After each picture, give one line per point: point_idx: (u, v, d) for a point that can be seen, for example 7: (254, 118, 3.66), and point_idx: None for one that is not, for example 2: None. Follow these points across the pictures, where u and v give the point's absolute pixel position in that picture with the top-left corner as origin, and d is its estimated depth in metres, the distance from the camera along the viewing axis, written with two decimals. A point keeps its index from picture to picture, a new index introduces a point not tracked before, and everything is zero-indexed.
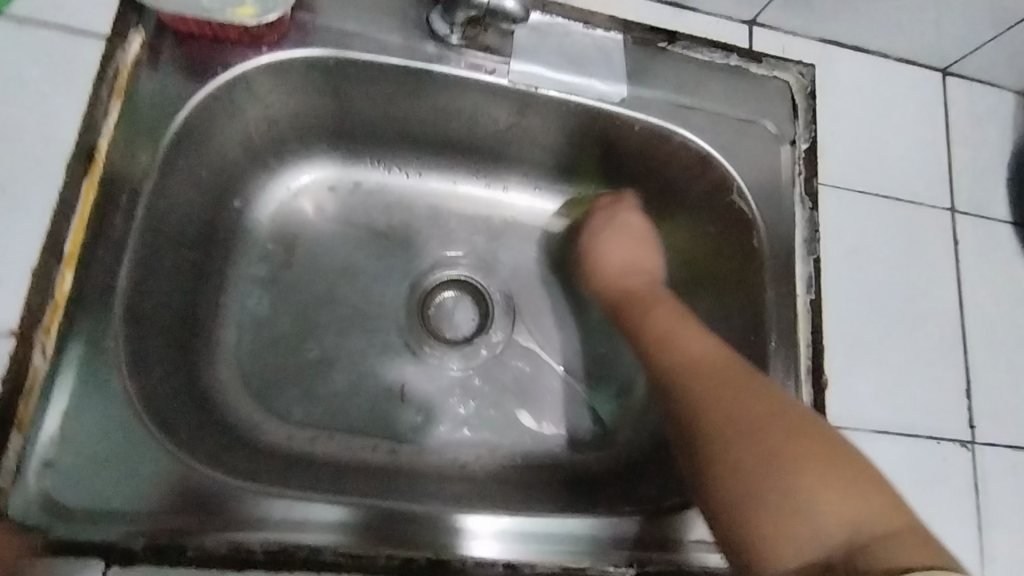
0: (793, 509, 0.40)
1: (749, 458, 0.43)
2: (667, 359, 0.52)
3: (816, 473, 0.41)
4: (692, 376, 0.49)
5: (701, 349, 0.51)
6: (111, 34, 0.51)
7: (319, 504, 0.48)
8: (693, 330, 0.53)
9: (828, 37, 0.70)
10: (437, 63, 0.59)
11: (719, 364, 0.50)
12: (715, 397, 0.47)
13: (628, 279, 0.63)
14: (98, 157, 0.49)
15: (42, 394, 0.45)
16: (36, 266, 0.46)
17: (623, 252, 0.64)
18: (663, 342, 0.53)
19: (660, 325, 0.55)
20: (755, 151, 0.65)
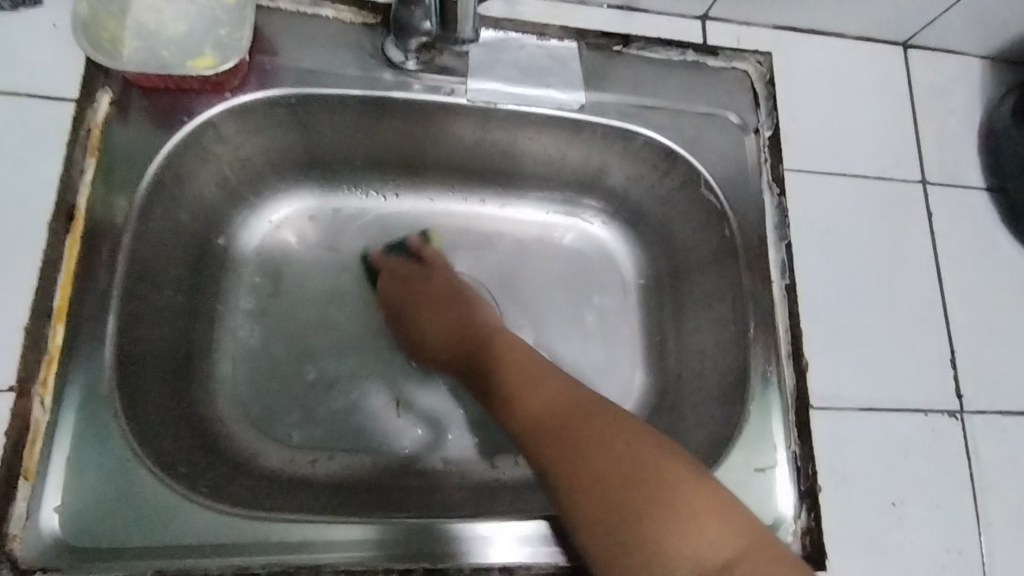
0: (658, 543, 0.41)
1: (607, 507, 0.43)
2: (534, 422, 0.50)
3: (677, 510, 0.42)
4: (554, 426, 0.49)
5: (546, 404, 0.50)
6: (80, 96, 0.54)
7: (317, 525, 0.50)
8: (547, 377, 0.53)
9: (783, 23, 0.70)
10: (395, 90, 0.61)
11: (575, 413, 0.49)
12: (579, 447, 0.46)
13: (467, 342, 0.61)
14: (79, 213, 0.51)
15: (44, 443, 0.47)
16: (28, 324, 0.49)
17: (439, 325, 0.64)
18: (510, 389, 0.54)
19: (525, 385, 0.53)
20: (719, 143, 0.66)
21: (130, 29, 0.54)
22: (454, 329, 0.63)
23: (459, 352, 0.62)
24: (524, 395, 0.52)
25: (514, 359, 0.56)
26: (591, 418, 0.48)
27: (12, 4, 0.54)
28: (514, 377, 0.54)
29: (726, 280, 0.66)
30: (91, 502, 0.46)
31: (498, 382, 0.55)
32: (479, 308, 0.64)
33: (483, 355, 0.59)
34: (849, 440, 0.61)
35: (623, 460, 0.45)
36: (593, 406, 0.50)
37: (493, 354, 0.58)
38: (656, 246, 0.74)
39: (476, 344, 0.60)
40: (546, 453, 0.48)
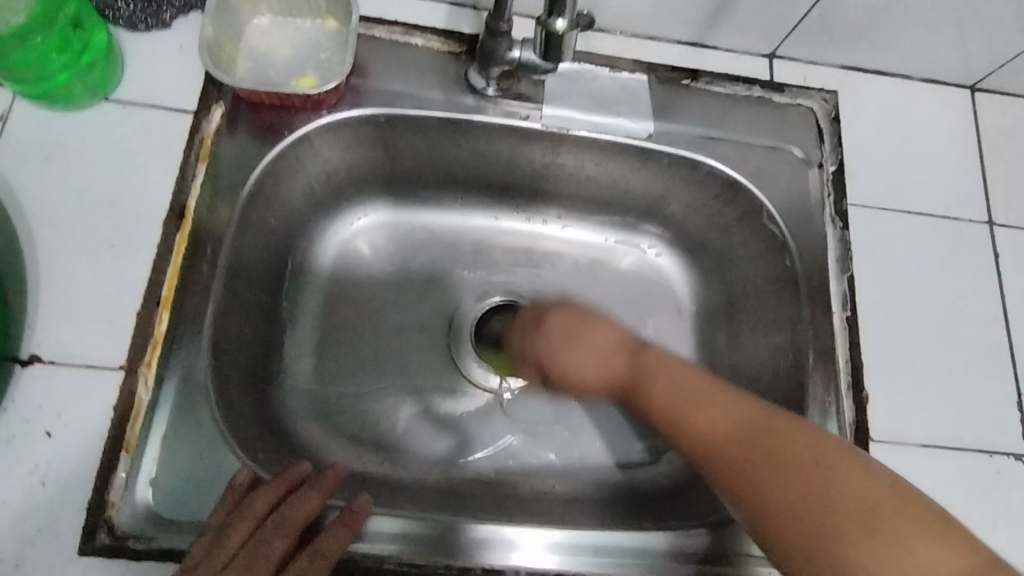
0: (811, 535, 0.36)
1: (775, 495, 0.38)
2: (736, 456, 0.41)
3: (855, 526, 0.35)
4: (734, 442, 0.41)
5: (728, 430, 0.42)
6: (197, 108, 0.59)
7: (379, 517, 0.54)
8: (718, 391, 0.44)
9: (850, 63, 0.72)
10: (476, 113, 0.65)
11: (747, 421, 0.42)
12: (747, 463, 0.40)
13: (599, 367, 0.51)
14: (188, 214, 0.55)
15: (144, 420, 0.50)
16: (137, 310, 0.53)
17: (592, 353, 0.51)
18: (662, 408, 0.46)
19: (687, 405, 0.44)
20: (784, 176, 0.68)
21: (244, 51, 0.61)
22: (651, 394, 0.47)
23: (637, 379, 0.48)
24: (694, 411, 0.44)
25: (658, 371, 0.47)
26: (788, 438, 0.40)
27: (146, 27, 0.59)
28: (665, 400, 0.46)
29: (787, 310, 0.66)
30: (184, 476, 0.50)
31: (690, 418, 0.44)
32: (616, 330, 0.52)
33: (669, 403, 0.45)
34: (909, 474, 0.60)
35: (814, 455, 0.38)
36: (726, 400, 0.43)
37: (637, 382, 0.48)
38: (713, 274, 0.75)
39: (660, 393, 0.46)
40: (729, 467, 0.41)
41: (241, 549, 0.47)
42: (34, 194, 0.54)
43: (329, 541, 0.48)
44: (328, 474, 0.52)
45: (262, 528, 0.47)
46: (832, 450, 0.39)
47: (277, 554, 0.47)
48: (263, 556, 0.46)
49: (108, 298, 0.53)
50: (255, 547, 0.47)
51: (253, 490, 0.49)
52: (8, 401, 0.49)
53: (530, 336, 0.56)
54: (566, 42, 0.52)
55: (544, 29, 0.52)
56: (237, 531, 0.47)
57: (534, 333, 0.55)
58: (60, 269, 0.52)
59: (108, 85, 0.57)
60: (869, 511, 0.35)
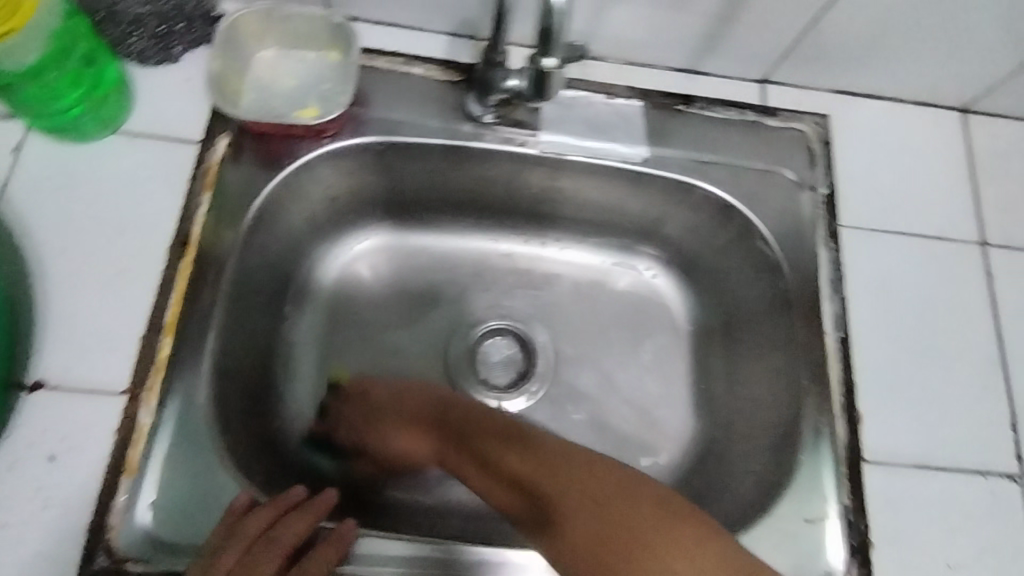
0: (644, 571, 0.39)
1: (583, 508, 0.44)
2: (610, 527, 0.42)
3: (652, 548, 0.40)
4: (528, 466, 0.49)
5: (559, 460, 0.48)
6: (202, 138, 0.60)
7: (389, 541, 0.54)
8: (497, 421, 0.55)
9: (841, 87, 0.73)
10: (473, 139, 0.66)
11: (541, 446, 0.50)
12: (585, 501, 0.44)
13: (411, 405, 0.62)
14: (192, 241, 0.57)
15: (145, 444, 0.51)
16: (141, 336, 0.54)
17: (399, 426, 0.62)
18: (489, 461, 0.53)
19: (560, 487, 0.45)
20: (776, 199, 0.69)
21: (249, 84, 0.62)
22: (500, 459, 0.52)
23: (503, 434, 0.53)
24: (561, 488, 0.45)
25: (525, 442, 0.51)
26: (648, 517, 0.41)
27: (156, 61, 0.61)
28: (513, 466, 0.50)
29: (781, 332, 0.67)
30: (183, 499, 0.51)
31: (517, 476, 0.50)
32: (470, 401, 0.61)
33: (547, 471, 0.47)
34: (903, 495, 0.60)
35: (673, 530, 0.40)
36: (599, 470, 0.46)
37: (506, 454, 0.51)
38: (708, 295, 0.76)
39: (507, 452, 0.51)
40: (512, 503, 0.50)
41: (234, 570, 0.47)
42: (45, 224, 0.55)
43: (317, 562, 0.48)
44: (318, 500, 0.53)
45: (254, 549, 0.48)
46: (611, 476, 0.45)
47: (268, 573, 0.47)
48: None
49: (115, 324, 0.54)
50: (247, 567, 0.47)
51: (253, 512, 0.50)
52: (16, 426, 0.51)
53: (363, 395, 0.65)
54: (554, 79, 0.55)
55: (534, 66, 0.54)
56: (230, 551, 0.47)
57: (371, 407, 0.63)
58: (68, 297, 0.54)
59: (116, 116, 0.59)
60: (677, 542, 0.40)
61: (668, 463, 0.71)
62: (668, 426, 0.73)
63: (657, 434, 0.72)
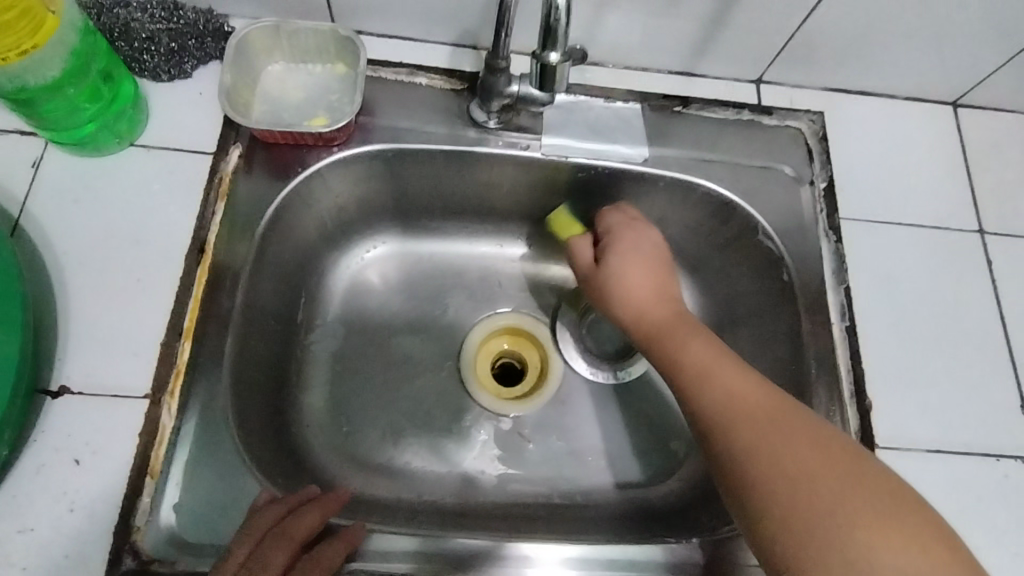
0: (854, 550, 0.39)
1: (795, 470, 0.43)
2: (829, 479, 0.42)
3: (881, 527, 0.39)
4: (739, 415, 0.47)
5: (803, 440, 0.44)
6: (216, 150, 0.62)
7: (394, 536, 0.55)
8: (731, 363, 0.51)
9: (834, 86, 0.75)
10: (478, 145, 0.68)
11: (761, 402, 0.48)
12: (794, 451, 0.44)
13: (651, 309, 0.59)
14: (208, 249, 0.59)
15: (168, 446, 0.52)
16: (161, 341, 0.55)
17: (647, 285, 0.61)
18: (717, 398, 0.49)
19: (832, 482, 0.42)
20: (775, 194, 0.70)
21: (259, 95, 0.65)
22: (750, 417, 0.47)
23: (741, 406, 0.48)
24: (828, 500, 0.41)
25: (766, 425, 0.46)
26: (899, 503, 0.41)
27: (169, 77, 0.63)
28: (747, 445, 0.45)
29: (786, 324, 0.68)
30: (205, 500, 0.51)
31: (735, 442, 0.46)
32: (707, 333, 0.55)
33: (769, 455, 0.44)
34: (919, 482, 0.60)
35: (917, 539, 0.39)
36: (863, 464, 0.43)
37: (727, 382, 0.50)
38: (715, 292, 0.77)
39: (760, 420, 0.46)
40: (722, 429, 0.47)
41: (245, 562, 0.46)
42: (67, 234, 0.57)
43: (330, 553, 0.49)
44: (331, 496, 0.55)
45: (266, 541, 0.48)
46: (878, 473, 0.43)
47: (279, 564, 0.47)
48: (268, 565, 0.47)
49: (132, 330, 0.55)
50: (258, 560, 0.47)
51: (266, 507, 0.51)
52: (36, 430, 0.51)
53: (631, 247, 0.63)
54: (558, 74, 0.55)
55: (539, 61, 0.54)
56: (243, 543, 0.47)
57: (619, 260, 0.62)
58: (89, 304, 0.55)
59: (132, 129, 0.60)
60: (894, 523, 0.40)
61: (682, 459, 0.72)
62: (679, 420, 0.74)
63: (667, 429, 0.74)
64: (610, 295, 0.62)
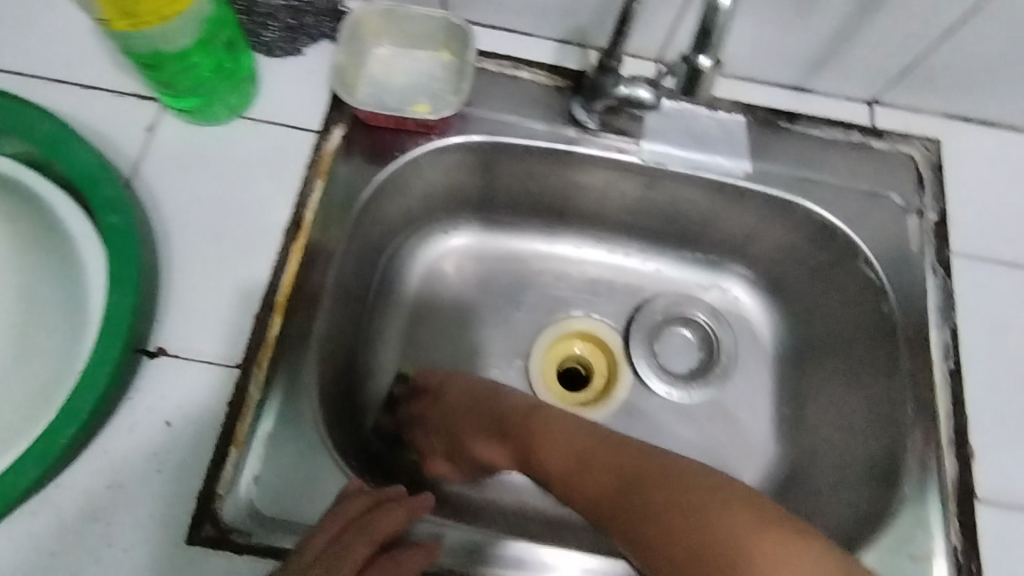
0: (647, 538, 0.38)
1: (573, 474, 0.46)
2: (594, 467, 0.45)
3: (664, 509, 0.39)
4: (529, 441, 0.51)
5: (563, 442, 0.49)
6: (320, 129, 0.62)
7: (452, 531, 0.53)
8: (505, 394, 0.57)
9: (953, 113, 0.71)
10: (577, 145, 0.67)
11: (526, 417, 0.53)
12: (569, 462, 0.47)
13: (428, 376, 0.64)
14: (305, 226, 0.59)
15: (253, 418, 0.52)
16: (254, 314, 0.55)
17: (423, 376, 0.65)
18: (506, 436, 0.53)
19: (700, 516, 0.37)
20: (881, 222, 0.67)
21: (365, 78, 0.64)
22: (596, 465, 0.45)
23: (599, 470, 0.44)
24: (634, 505, 0.40)
25: (669, 468, 0.41)
26: (658, 467, 0.42)
27: (281, 53, 0.63)
28: (564, 467, 0.47)
29: (881, 359, 0.65)
30: (284, 475, 0.52)
31: (605, 490, 0.43)
32: (460, 378, 0.61)
33: (678, 514, 0.38)
34: (1016, 539, 0.57)
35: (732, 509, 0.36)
36: (625, 449, 0.45)
37: (514, 423, 0.53)
38: (799, 317, 0.75)
39: (605, 461, 0.45)
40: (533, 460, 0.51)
41: (323, 553, 0.46)
42: (174, 198, 0.58)
43: (407, 559, 0.47)
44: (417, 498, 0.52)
45: (346, 534, 0.47)
46: (651, 454, 0.43)
47: (357, 559, 0.46)
48: (344, 560, 0.46)
49: (229, 299, 0.56)
50: (336, 551, 0.46)
51: (351, 497, 0.50)
52: (133, 389, 0.52)
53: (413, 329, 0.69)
54: (707, 80, 0.54)
55: (688, 65, 0.53)
56: (326, 530, 0.47)
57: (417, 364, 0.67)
58: (190, 269, 0.56)
59: (243, 102, 0.61)
60: (688, 508, 0.37)
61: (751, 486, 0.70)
62: (752, 446, 0.72)
63: (737, 453, 0.72)
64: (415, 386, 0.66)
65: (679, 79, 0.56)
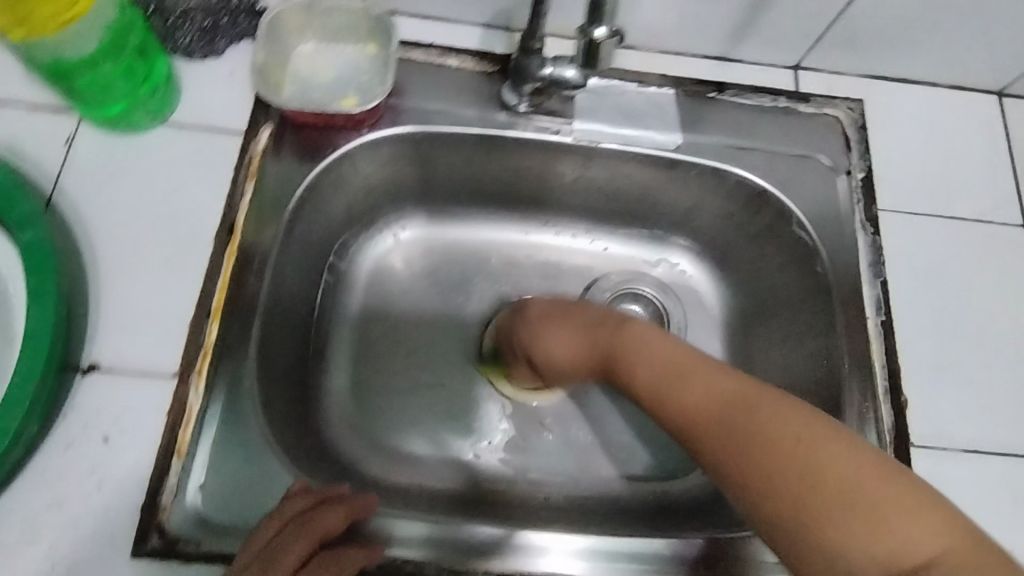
0: (815, 496, 0.36)
1: (769, 454, 0.38)
2: (730, 426, 0.41)
3: (866, 490, 0.35)
4: (688, 393, 0.44)
5: (712, 406, 0.42)
6: (246, 130, 0.62)
7: (404, 521, 0.54)
8: (632, 327, 0.51)
9: (875, 73, 0.73)
10: (508, 129, 0.67)
11: (664, 361, 0.47)
12: (784, 428, 0.39)
13: (558, 325, 0.55)
14: (237, 230, 0.58)
15: (195, 425, 0.52)
16: (189, 321, 0.55)
17: (556, 318, 0.56)
18: (656, 384, 0.46)
19: (831, 465, 0.36)
20: (811, 184, 0.69)
21: (289, 75, 0.64)
22: (792, 422, 0.39)
23: (710, 407, 0.43)
24: (827, 475, 0.36)
25: (786, 422, 0.39)
26: (813, 439, 0.38)
27: (201, 55, 0.63)
28: (761, 429, 0.39)
29: (820, 318, 0.67)
30: (230, 481, 0.51)
31: (748, 446, 0.39)
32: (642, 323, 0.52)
33: (781, 453, 0.38)
34: (951, 478, 0.59)
35: (894, 491, 0.35)
36: (828, 428, 0.38)
37: (667, 371, 0.46)
38: (744, 284, 0.76)
39: (798, 419, 0.39)
40: (670, 410, 0.45)
41: (261, 552, 0.47)
42: (99, 211, 0.57)
43: (348, 558, 0.48)
44: (359, 496, 0.53)
45: (284, 533, 0.48)
46: (829, 424, 0.39)
47: (296, 558, 0.47)
48: (281, 559, 0.46)
49: (163, 309, 0.55)
50: (275, 550, 0.47)
51: (291, 496, 0.50)
52: (67, 406, 0.51)
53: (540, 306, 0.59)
54: (604, 49, 0.54)
55: (584, 37, 0.54)
56: (264, 531, 0.48)
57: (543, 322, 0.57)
58: (121, 282, 0.55)
59: (163, 108, 0.60)
60: (848, 479, 0.36)
61: None
62: None
63: None
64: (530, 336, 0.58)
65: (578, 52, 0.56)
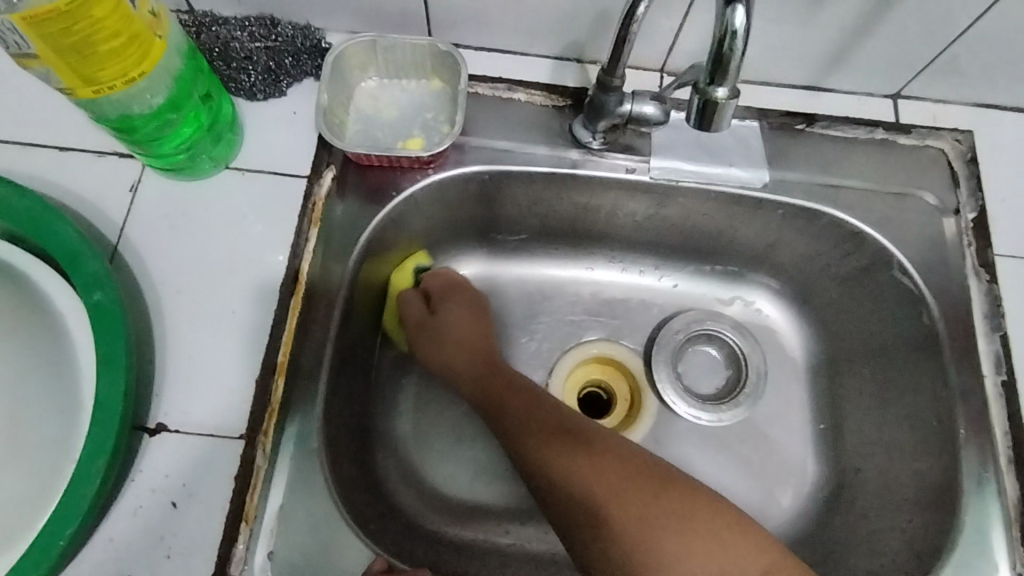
0: (632, 528, 0.49)
1: (612, 489, 0.51)
2: (587, 467, 0.52)
3: (672, 518, 0.50)
4: (558, 439, 0.54)
5: (575, 454, 0.53)
6: (309, 173, 0.59)
7: None
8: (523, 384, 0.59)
9: (982, 101, 0.67)
10: (583, 167, 0.63)
11: (551, 421, 0.55)
12: (626, 476, 0.51)
13: (454, 349, 0.64)
14: (302, 278, 0.56)
15: (263, 488, 0.49)
16: (256, 378, 0.53)
17: (457, 332, 0.64)
18: (536, 439, 0.54)
19: (648, 505, 0.50)
20: (914, 225, 0.63)
21: (353, 115, 0.62)
22: (604, 481, 0.51)
23: (554, 431, 0.55)
24: (644, 502, 0.50)
25: (615, 474, 0.52)
26: (659, 487, 0.51)
27: (264, 96, 0.61)
28: (582, 477, 0.51)
29: (927, 376, 0.61)
30: (300, 549, 0.49)
31: (598, 480, 0.51)
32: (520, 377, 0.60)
33: (634, 487, 0.51)
34: None
35: (703, 521, 0.50)
36: (656, 471, 0.53)
37: (546, 422, 0.55)
38: (828, 328, 0.71)
39: (621, 481, 0.51)
40: (536, 457, 0.54)
41: None
42: (165, 262, 0.56)
43: None
44: None
45: None
46: (653, 463, 0.53)
47: None
48: None
49: (230, 365, 0.53)
50: None
51: None
52: (134, 469, 0.50)
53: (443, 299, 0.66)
54: (723, 113, 0.44)
55: (698, 98, 0.44)
56: None
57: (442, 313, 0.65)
58: (186, 336, 0.54)
59: (226, 154, 0.58)
60: (669, 514, 0.50)
61: (791, 511, 0.67)
62: (789, 468, 0.68)
63: (775, 476, 0.68)
64: (420, 341, 0.65)
65: (689, 116, 0.46)
